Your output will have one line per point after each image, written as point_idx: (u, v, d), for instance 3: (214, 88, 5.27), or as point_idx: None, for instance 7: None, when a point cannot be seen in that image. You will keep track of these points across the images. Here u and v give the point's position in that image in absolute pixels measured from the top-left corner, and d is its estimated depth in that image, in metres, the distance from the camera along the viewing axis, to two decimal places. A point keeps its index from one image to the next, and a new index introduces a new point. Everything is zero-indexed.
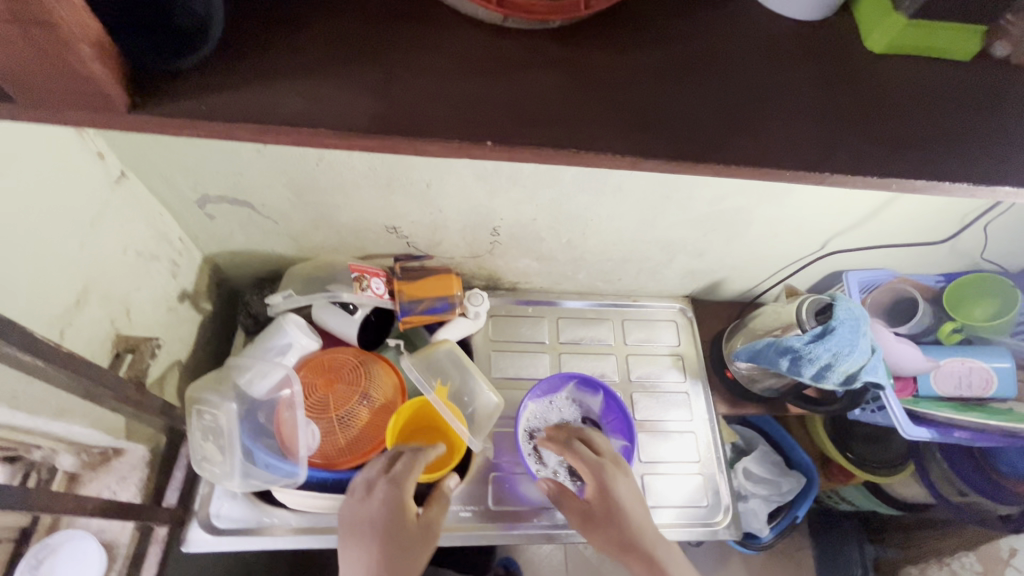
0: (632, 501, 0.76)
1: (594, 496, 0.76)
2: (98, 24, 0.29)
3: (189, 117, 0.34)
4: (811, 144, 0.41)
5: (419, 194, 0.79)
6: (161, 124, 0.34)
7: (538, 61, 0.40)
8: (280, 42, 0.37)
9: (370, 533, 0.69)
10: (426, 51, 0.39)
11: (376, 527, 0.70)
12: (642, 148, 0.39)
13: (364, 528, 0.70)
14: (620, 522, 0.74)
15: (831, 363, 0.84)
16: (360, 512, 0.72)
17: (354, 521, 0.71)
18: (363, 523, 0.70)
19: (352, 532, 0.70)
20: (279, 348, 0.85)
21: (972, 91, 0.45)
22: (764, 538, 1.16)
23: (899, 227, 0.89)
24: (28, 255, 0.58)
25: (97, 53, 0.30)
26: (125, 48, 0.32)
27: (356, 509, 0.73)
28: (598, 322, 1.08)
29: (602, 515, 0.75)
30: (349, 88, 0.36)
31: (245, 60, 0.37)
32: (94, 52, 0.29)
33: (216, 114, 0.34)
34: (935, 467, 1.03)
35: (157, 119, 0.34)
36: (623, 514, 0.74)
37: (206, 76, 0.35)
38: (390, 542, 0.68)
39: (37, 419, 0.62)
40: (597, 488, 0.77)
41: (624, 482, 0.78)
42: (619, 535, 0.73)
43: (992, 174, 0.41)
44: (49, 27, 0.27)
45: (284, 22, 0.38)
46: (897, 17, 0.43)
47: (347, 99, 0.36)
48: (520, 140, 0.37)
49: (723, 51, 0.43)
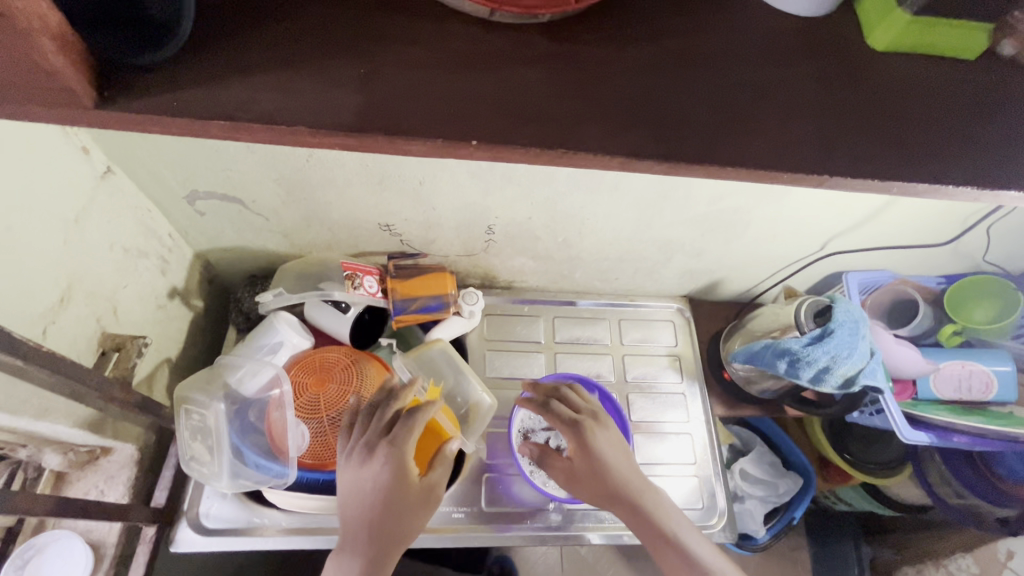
0: (615, 454, 0.73)
1: (574, 453, 0.74)
2: (60, 17, 0.28)
3: (159, 115, 0.32)
4: (811, 144, 0.39)
5: (412, 192, 0.78)
6: (129, 120, 0.32)
7: (528, 57, 0.38)
8: (255, 33, 0.36)
9: (376, 502, 0.64)
10: (409, 44, 0.37)
11: (382, 496, 0.65)
12: (635, 149, 0.37)
13: (369, 496, 0.65)
14: (601, 476, 0.71)
15: (830, 366, 0.83)
16: (360, 479, 0.65)
17: (355, 488, 0.65)
18: (366, 492, 0.65)
19: (354, 499, 0.65)
20: (269, 348, 0.85)
21: (978, 90, 0.43)
22: (759, 540, 1.14)
23: (901, 228, 0.87)
24: (9, 253, 0.57)
25: (58, 47, 0.28)
26: (94, 42, 0.31)
27: (356, 475, 0.66)
28: (595, 321, 1.07)
29: (582, 467, 0.73)
30: (329, 84, 0.35)
31: (221, 53, 0.35)
32: (55, 46, 0.28)
33: (187, 111, 0.32)
34: (934, 469, 1.01)
35: (125, 115, 0.32)
36: (603, 466, 0.72)
37: (178, 70, 0.33)
38: (400, 510, 0.65)
39: (20, 419, 0.61)
40: (573, 440, 0.74)
41: (603, 434, 0.74)
42: (603, 487, 0.71)
43: (998, 178, 0.40)
44: (4, 19, 0.26)
45: (259, 12, 0.36)
46: (900, 14, 0.41)
47: (327, 95, 0.35)
48: (507, 141, 0.35)
49: (723, 48, 0.42)
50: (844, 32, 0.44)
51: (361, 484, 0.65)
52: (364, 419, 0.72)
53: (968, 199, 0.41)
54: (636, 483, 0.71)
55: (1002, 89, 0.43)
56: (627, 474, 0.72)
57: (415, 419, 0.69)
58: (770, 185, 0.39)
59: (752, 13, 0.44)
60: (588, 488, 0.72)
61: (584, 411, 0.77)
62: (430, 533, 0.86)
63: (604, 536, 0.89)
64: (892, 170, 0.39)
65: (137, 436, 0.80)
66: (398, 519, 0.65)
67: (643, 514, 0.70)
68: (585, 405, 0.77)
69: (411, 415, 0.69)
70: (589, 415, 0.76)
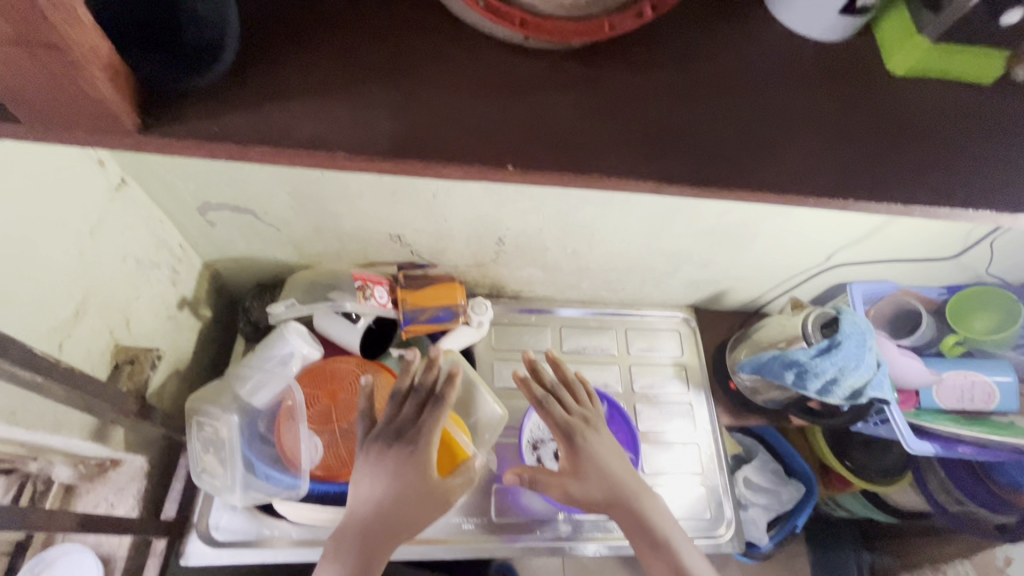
0: (616, 463, 0.66)
1: (569, 461, 0.65)
2: (108, 46, 0.29)
3: (202, 139, 0.33)
4: (830, 167, 0.40)
5: (424, 204, 0.77)
6: (173, 147, 0.33)
7: (561, 81, 0.39)
8: (292, 57, 0.36)
9: (390, 498, 0.62)
10: (444, 70, 0.37)
11: (397, 491, 0.62)
12: (665, 174, 0.38)
13: (383, 491, 0.63)
14: (593, 485, 0.64)
15: (837, 377, 0.84)
16: (376, 472, 0.63)
17: (370, 481, 0.63)
18: (381, 486, 0.63)
19: (366, 494, 0.63)
20: (281, 358, 0.83)
21: (992, 116, 0.44)
22: (762, 547, 1.15)
23: (908, 241, 0.88)
24: (27, 269, 0.57)
25: (106, 75, 0.29)
26: (140, 70, 0.33)
27: (372, 468, 0.64)
28: (601, 331, 1.07)
29: (571, 473, 0.65)
30: (367, 108, 0.35)
31: (260, 76, 0.35)
32: (103, 75, 0.29)
33: (229, 136, 0.34)
34: (933, 476, 1.01)
35: (171, 141, 0.33)
36: (597, 473, 0.64)
37: (220, 95, 0.35)
38: (414, 506, 0.63)
39: (35, 434, 0.61)
40: (563, 442, 0.66)
41: (599, 438, 0.67)
42: (595, 495, 0.64)
43: (1004, 203, 0.41)
44: (57, 51, 0.27)
45: (296, 36, 0.37)
46: (919, 41, 0.42)
47: (365, 120, 0.35)
48: (542, 165, 0.36)
49: (744, 73, 0.43)
50: (862, 60, 0.45)
51: (376, 478, 0.63)
52: (390, 405, 0.68)
53: (984, 219, 0.42)
54: (638, 494, 0.65)
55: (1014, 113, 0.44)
56: (627, 485, 0.65)
57: (441, 414, 0.66)
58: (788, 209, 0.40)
59: (771, 39, 0.45)
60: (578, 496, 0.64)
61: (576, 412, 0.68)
62: (440, 544, 0.86)
63: (609, 547, 0.89)
64: (908, 193, 0.41)
65: (146, 448, 0.80)
66: (410, 516, 0.63)
67: (643, 528, 0.63)
68: (582, 406, 0.69)
69: (437, 411, 0.66)
70: (584, 417, 0.68)
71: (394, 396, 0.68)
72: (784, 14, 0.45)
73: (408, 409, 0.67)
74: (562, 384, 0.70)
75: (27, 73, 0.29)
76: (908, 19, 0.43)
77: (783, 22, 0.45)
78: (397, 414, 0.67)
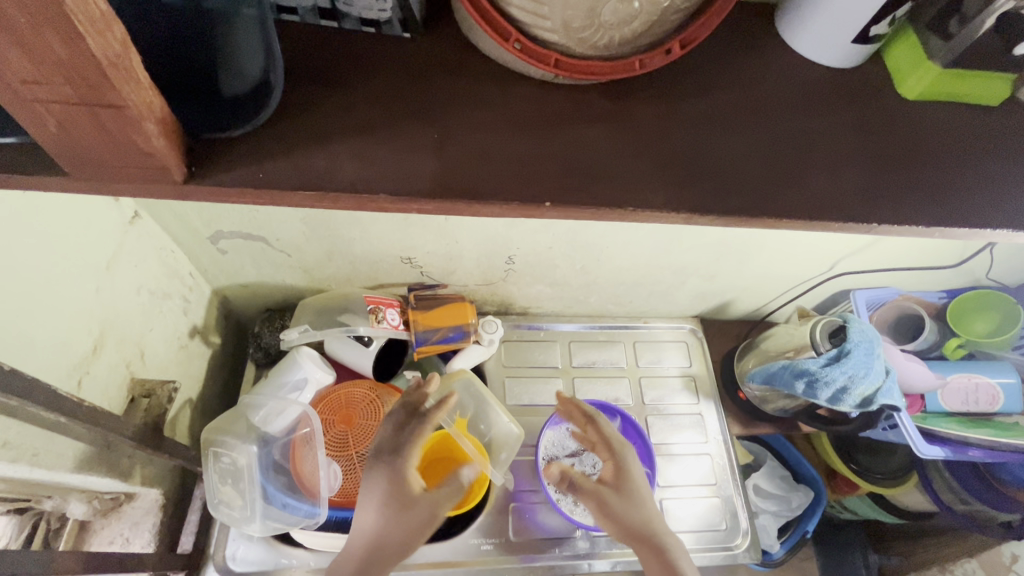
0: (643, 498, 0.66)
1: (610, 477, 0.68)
2: (161, 103, 0.33)
3: (250, 185, 0.38)
4: (841, 188, 0.43)
5: (437, 227, 0.76)
6: (236, 193, 0.38)
7: (587, 117, 0.43)
8: (335, 105, 0.41)
9: (383, 517, 0.62)
10: (476, 108, 0.42)
11: (389, 511, 0.62)
12: (691, 204, 0.41)
13: (377, 512, 0.62)
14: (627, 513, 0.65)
15: (848, 386, 0.84)
16: (372, 495, 0.63)
17: (366, 504, 0.63)
18: (375, 508, 0.62)
19: (365, 519, 0.62)
20: (294, 384, 0.82)
21: (975, 135, 0.47)
22: (775, 555, 1.11)
23: (911, 248, 0.89)
24: (49, 310, 0.56)
25: (158, 129, 0.33)
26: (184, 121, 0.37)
27: (368, 490, 0.64)
28: (610, 345, 1.05)
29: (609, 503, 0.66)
30: (410, 153, 0.40)
31: (303, 122, 0.40)
32: (157, 128, 0.33)
33: (275, 182, 0.38)
34: (937, 476, 1.01)
35: (225, 186, 0.38)
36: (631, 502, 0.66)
37: (262, 142, 0.39)
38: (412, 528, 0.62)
39: (55, 474, 0.60)
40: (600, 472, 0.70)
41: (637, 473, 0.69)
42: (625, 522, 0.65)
43: (993, 220, 0.44)
44: (121, 111, 0.31)
45: (337, 84, 0.42)
46: (931, 65, 0.45)
47: (409, 164, 0.40)
48: (575, 201, 0.40)
49: (752, 106, 0.45)
50: (878, 82, 0.48)
51: (372, 501, 0.63)
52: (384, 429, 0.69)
53: (985, 233, 0.44)
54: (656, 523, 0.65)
55: (1013, 144, 0.47)
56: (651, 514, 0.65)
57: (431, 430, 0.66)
58: (780, 229, 0.42)
59: (788, 66, 0.48)
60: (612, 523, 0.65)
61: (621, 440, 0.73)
62: (460, 567, 0.84)
63: (614, 563, 0.88)
64: (910, 214, 0.43)
65: (160, 480, 0.78)
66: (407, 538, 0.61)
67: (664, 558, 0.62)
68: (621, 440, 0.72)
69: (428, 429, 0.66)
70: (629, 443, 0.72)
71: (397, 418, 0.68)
72: (799, 45, 0.48)
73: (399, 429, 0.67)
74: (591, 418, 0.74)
75: (84, 132, 0.32)
76: (919, 46, 0.46)
77: (797, 50, 0.48)
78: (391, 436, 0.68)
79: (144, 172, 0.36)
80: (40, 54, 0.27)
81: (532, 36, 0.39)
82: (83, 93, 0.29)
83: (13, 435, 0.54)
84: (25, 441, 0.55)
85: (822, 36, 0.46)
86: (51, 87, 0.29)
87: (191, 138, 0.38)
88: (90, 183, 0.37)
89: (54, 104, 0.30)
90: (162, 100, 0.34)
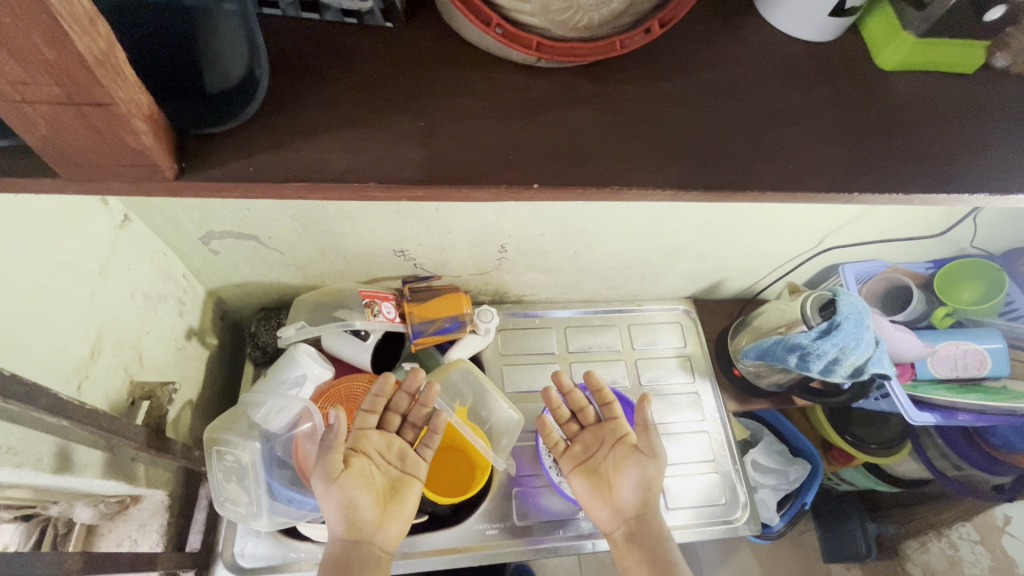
0: (643, 491, 0.70)
1: (604, 448, 0.76)
2: (149, 99, 0.34)
3: (239, 179, 0.39)
4: (822, 159, 0.44)
5: (428, 218, 0.76)
6: (233, 188, 0.39)
7: (571, 100, 0.44)
8: (316, 98, 0.42)
9: (351, 516, 0.64)
10: (460, 94, 0.43)
11: (356, 510, 0.65)
12: (677, 180, 0.42)
13: (342, 511, 0.64)
14: (623, 502, 0.71)
15: (838, 358, 0.85)
16: (336, 494, 0.64)
17: (330, 501, 0.64)
18: (338, 507, 0.64)
19: (332, 515, 0.64)
20: (293, 381, 0.81)
21: (951, 102, 0.48)
22: (774, 528, 1.12)
23: (895, 220, 0.90)
24: (42, 313, 0.56)
25: (147, 126, 0.34)
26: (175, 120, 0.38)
27: (327, 490, 0.64)
28: (606, 329, 1.06)
29: (604, 491, 0.73)
30: (398, 144, 0.41)
31: (291, 116, 0.41)
32: (145, 125, 0.33)
33: (267, 176, 0.39)
34: (930, 443, 1.04)
35: (215, 183, 0.39)
36: (628, 491, 0.71)
37: (250, 136, 0.40)
38: (381, 529, 0.66)
39: (57, 478, 0.60)
40: (589, 463, 0.76)
41: (653, 465, 0.70)
42: (619, 510, 0.71)
43: (974, 184, 0.45)
44: (109, 109, 0.31)
45: (318, 76, 0.42)
46: (906, 36, 0.47)
47: (397, 154, 0.40)
48: (562, 182, 0.40)
49: (734, 84, 0.46)
50: (856, 56, 0.49)
51: (336, 500, 0.64)
52: (360, 432, 0.71)
53: (967, 198, 0.45)
54: (647, 519, 0.69)
55: (988, 112, 0.48)
56: (647, 506, 0.70)
57: (429, 437, 0.75)
58: (766, 203, 0.43)
59: (766, 40, 0.49)
60: (606, 511, 0.72)
61: (607, 422, 0.77)
62: (465, 552, 0.86)
63: None
64: (891, 182, 0.44)
65: (166, 482, 0.79)
66: (377, 539, 0.66)
67: (651, 553, 0.67)
68: (629, 429, 0.75)
69: (428, 434, 0.75)
70: (615, 424, 0.76)
71: (381, 423, 0.74)
72: (776, 20, 0.49)
73: (373, 433, 0.72)
74: (604, 410, 0.78)
75: (73, 131, 0.32)
76: (894, 17, 0.47)
77: (776, 26, 0.49)
78: (363, 437, 0.70)
79: (135, 170, 0.37)
80: (25, 53, 0.27)
81: (512, 20, 0.39)
82: (70, 91, 0.29)
83: (16, 441, 0.54)
84: (29, 446, 0.55)
85: (800, 12, 0.47)
86: (38, 87, 0.29)
87: (179, 137, 0.39)
88: (86, 184, 0.38)
89: (42, 104, 0.30)
90: (150, 97, 0.34)
